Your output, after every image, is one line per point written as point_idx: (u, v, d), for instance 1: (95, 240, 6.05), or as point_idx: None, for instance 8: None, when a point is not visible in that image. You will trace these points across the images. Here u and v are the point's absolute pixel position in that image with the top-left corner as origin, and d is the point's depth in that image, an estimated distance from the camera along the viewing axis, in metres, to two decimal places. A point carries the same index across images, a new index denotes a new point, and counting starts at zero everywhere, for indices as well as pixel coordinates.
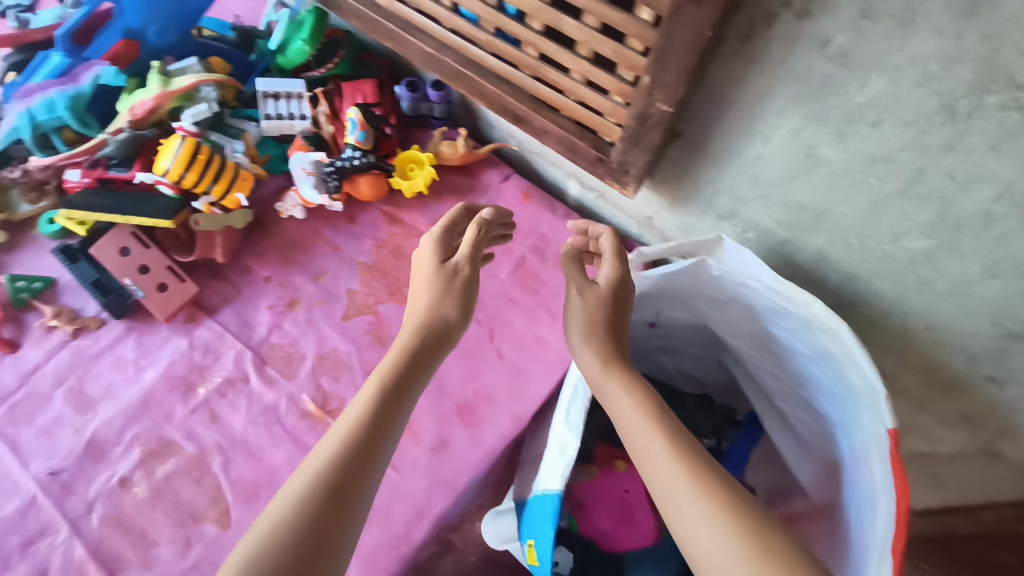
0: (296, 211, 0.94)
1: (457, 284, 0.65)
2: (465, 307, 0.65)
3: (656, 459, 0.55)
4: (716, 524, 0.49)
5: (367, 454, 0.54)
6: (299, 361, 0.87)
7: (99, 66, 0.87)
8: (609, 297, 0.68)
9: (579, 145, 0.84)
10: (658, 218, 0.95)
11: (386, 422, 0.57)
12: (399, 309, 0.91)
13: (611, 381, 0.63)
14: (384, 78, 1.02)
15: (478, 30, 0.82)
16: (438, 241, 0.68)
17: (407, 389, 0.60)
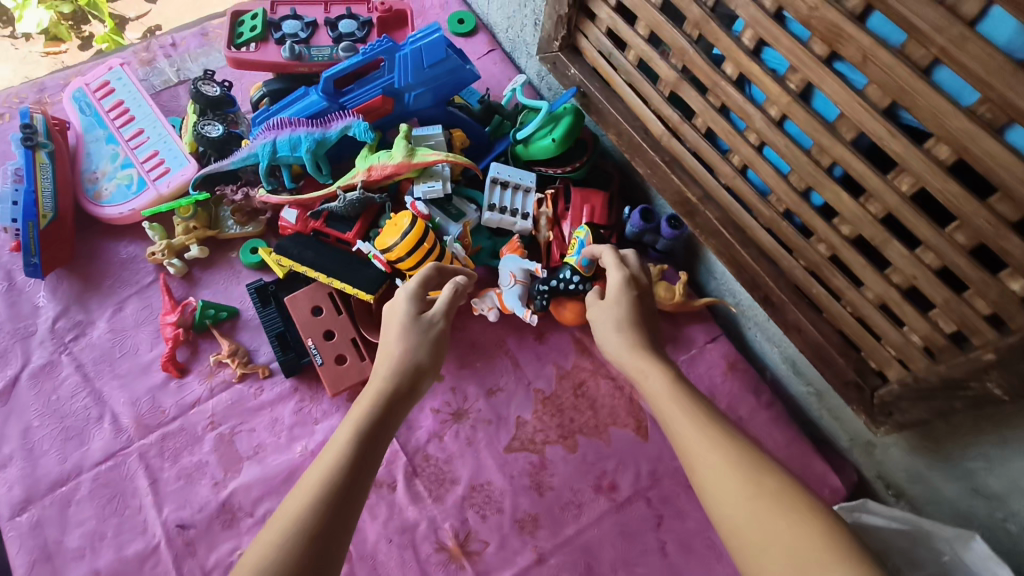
0: (492, 313, 0.86)
1: (422, 334, 0.64)
2: (433, 354, 0.64)
3: (694, 446, 0.52)
4: (756, 500, 0.47)
5: (361, 465, 0.53)
6: (449, 485, 0.79)
7: (352, 117, 0.84)
8: (620, 300, 0.65)
9: (836, 358, 0.72)
10: (883, 450, 0.80)
11: (374, 444, 0.55)
12: (566, 458, 0.82)
13: (652, 367, 0.59)
14: (614, 193, 0.94)
15: (762, 203, 0.72)
16: (412, 299, 0.67)
17: (390, 413, 0.58)
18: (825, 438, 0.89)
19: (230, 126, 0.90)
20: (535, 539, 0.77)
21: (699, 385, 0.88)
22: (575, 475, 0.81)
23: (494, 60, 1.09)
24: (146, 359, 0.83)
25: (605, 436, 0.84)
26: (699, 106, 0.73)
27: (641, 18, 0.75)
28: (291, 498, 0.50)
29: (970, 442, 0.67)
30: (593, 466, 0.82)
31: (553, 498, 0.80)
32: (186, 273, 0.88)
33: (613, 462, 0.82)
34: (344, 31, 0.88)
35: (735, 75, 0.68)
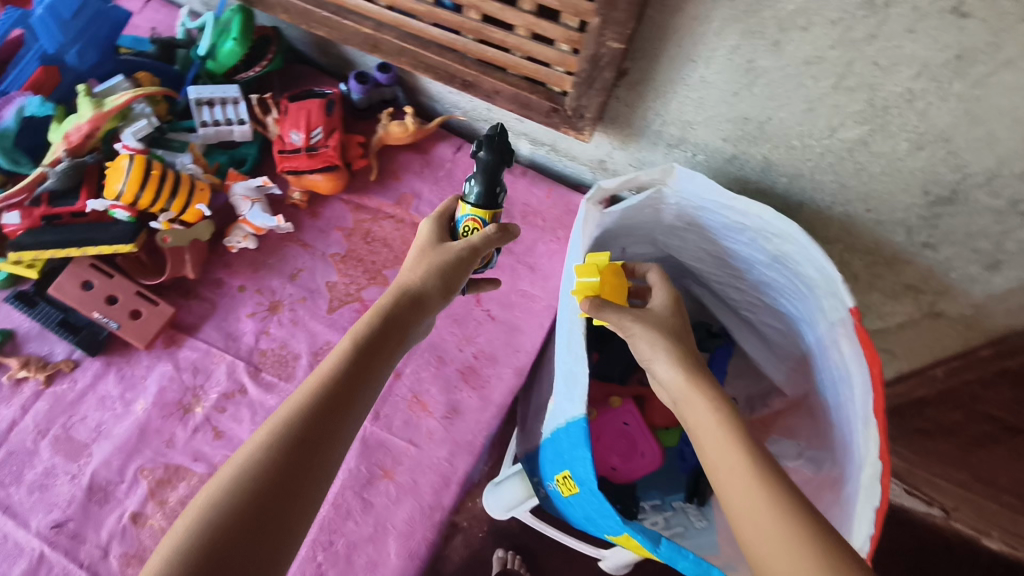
0: (248, 241, 0.90)
1: (448, 258, 0.67)
2: (448, 281, 0.67)
3: (710, 429, 0.62)
4: (761, 492, 0.55)
5: (341, 402, 0.57)
6: (294, 362, 0.85)
7: (20, 98, 0.83)
8: (670, 311, 0.74)
9: (531, 100, 0.87)
10: (610, 157, 0.98)
11: (355, 383, 0.59)
12: (383, 292, 0.91)
13: (697, 391, 0.65)
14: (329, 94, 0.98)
15: (417, 3, 0.84)
16: (436, 226, 0.70)
17: (377, 356, 0.61)
18: (577, 180, 1.06)
19: None
20: None
21: (463, 187, 1.00)
22: None
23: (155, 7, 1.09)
24: None
25: (408, 260, 0.93)
26: None
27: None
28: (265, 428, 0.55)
29: (643, 111, 0.86)
30: None
31: None
32: None
33: None
34: None
35: None
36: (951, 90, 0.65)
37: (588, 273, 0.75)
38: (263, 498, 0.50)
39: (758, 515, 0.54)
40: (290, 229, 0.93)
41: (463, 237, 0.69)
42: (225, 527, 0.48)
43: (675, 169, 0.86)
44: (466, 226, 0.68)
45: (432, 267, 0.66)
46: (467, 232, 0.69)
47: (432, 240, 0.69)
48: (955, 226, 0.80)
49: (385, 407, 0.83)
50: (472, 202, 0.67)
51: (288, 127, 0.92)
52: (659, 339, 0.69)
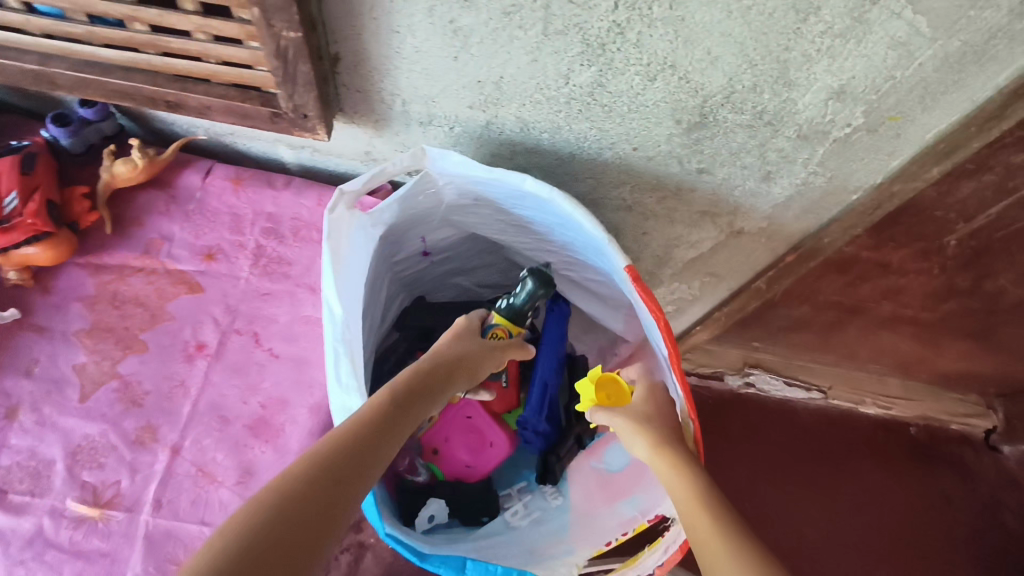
0: None
1: (474, 346, 0.78)
2: (474, 365, 0.77)
3: (687, 487, 0.68)
4: (716, 529, 0.61)
5: (388, 430, 0.59)
6: (47, 471, 0.74)
7: None
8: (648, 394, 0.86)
9: (248, 108, 0.75)
10: (373, 146, 0.88)
11: (400, 414, 0.61)
12: (144, 360, 0.80)
13: (663, 451, 0.74)
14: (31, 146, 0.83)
15: (69, 24, 0.70)
16: (469, 322, 0.83)
17: (414, 403, 0.64)
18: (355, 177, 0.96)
19: None
20: (160, 441, 0.76)
21: (220, 215, 0.88)
22: (162, 365, 0.80)
23: None
24: None
25: (167, 316, 0.82)
26: None
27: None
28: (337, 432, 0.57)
29: (378, 94, 0.77)
30: (172, 344, 0.81)
31: (154, 398, 0.78)
32: None
33: (188, 328, 0.82)
34: None
35: None
36: (653, 16, 0.60)
37: (584, 388, 0.89)
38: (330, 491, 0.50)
39: (715, 551, 0.59)
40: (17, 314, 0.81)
41: (493, 339, 0.84)
42: (272, 539, 0.46)
43: (427, 149, 0.77)
44: (496, 331, 0.84)
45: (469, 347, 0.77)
46: (494, 337, 0.84)
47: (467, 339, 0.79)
48: (717, 147, 0.77)
49: (166, 493, 0.74)
50: (501, 312, 0.86)
51: None
52: (661, 445, 0.75)
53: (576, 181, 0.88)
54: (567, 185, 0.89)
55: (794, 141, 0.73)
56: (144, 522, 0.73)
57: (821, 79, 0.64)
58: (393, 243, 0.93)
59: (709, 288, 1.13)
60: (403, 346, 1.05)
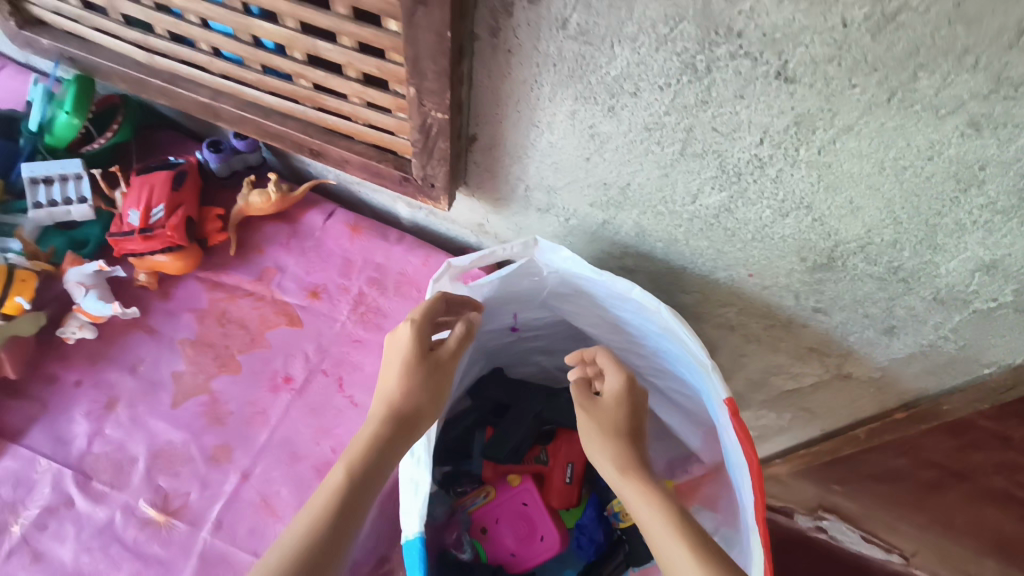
0: (82, 332, 0.82)
1: (423, 359, 0.67)
2: (427, 393, 0.66)
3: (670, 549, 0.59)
4: None
5: (362, 489, 0.58)
6: (129, 466, 0.77)
7: None
8: (616, 405, 0.73)
9: (382, 168, 0.80)
10: (488, 222, 0.91)
11: (371, 480, 0.60)
12: (235, 381, 0.82)
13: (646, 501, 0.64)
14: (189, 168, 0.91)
15: (244, 70, 0.77)
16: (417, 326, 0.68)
17: (382, 458, 0.61)
18: (462, 244, 0.99)
19: None
20: (233, 462, 0.78)
21: (333, 258, 0.92)
22: (248, 389, 0.82)
23: (10, 72, 1.03)
24: None
25: (264, 343, 0.85)
26: (142, 14, 0.76)
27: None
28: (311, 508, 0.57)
29: (505, 174, 0.79)
30: (263, 371, 0.83)
31: (236, 420, 0.80)
32: None
33: (280, 359, 0.84)
34: None
35: None
36: (799, 157, 0.58)
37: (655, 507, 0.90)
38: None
39: None
40: (137, 313, 0.86)
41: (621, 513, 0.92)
42: None
43: (538, 240, 0.79)
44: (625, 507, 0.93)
45: (424, 369, 0.67)
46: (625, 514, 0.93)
47: (419, 346, 0.67)
48: (840, 292, 0.72)
49: (228, 515, 0.75)
50: None
51: (130, 205, 0.84)
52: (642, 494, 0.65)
53: (681, 293, 0.86)
54: (673, 295, 0.87)
55: (927, 303, 0.69)
56: (202, 539, 0.74)
57: (972, 250, 0.60)
58: (486, 314, 0.93)
59: (799, 422, 1.06)
60: (473, 417, 0.99)
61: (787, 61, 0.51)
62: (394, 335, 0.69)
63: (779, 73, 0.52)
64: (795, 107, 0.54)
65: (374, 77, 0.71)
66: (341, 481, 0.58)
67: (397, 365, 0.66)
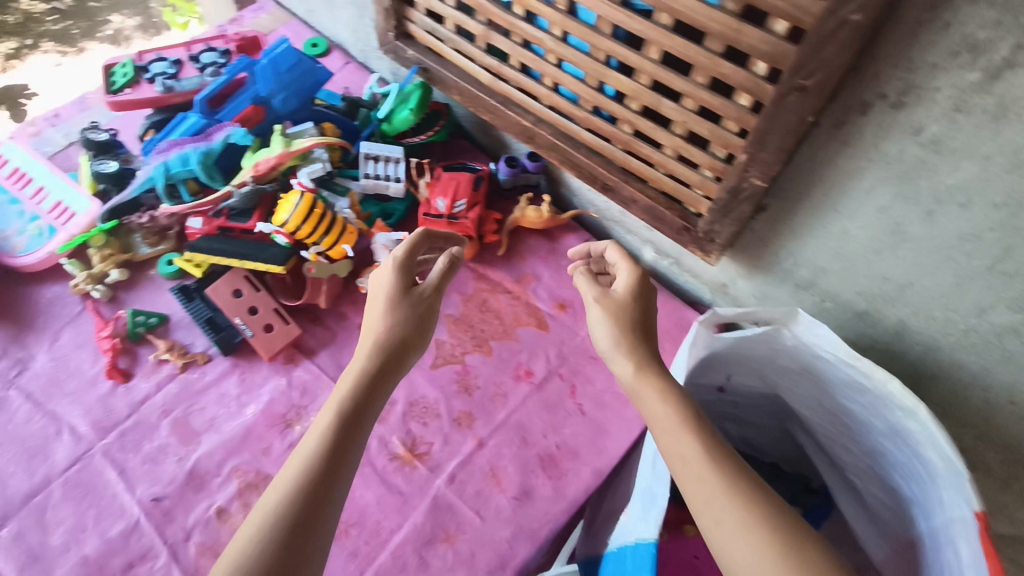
0: None
1: (412, 298, 0.68)
2: (419, 329, 0.67)
3: (709, 487, 0.55)
4: (771, 547, 0.50)
5: (355, 423, 0.59)
6: (389, 406, 0.91)
7: (230, 127, 0.97)
8: (632, 299, 0.72)
9: (666, 215, 0.90)
10: (733, 285, 0.97)
11: (358, 421, 0.59)
12: (485, 361, 0.95)
13: (687, 436, 0.59)
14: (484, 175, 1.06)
15: (576, 108, 0.90)
16: (397, 269, 0.70)
17: (374, 396, 0.62)
18: (694, 298, 1.06)
19: (125, 163, 1.02)
20: (473, 429, 0.89)
21: None
22: (495, 372, 0.94)
23: (351, 68, 1.26)
24: (90, 373, 0.91)
25: (514, 336, 0.97)
26: (507, 47, 0.91)
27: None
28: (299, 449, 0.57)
29: (778, 246, 0.85)
30: (509, 360, 0.95)
31: (481, 394, 0.92)
32: (111, 297, 0.97)
33: (525, 354, 0.96)
34: (207, 61, 1.03)
35: (522, 13, 0.86)
36: None
37: None
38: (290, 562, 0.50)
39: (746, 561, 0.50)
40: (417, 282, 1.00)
41: None
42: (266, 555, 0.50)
43: (797, 314, 0.85)
44: None
45: (413, 312, 0.67)
46: None
47: (398, 282, 0.70)
48: None
49: (461, 472, 0.86)
50: None
51: (439, 195, 1.01)
52: (679, 424, 0.60)
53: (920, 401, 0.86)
54: None
55: None
56: (437, 486, 0.85)
57: None
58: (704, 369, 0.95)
59: None
60: None
61: None
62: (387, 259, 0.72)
63: None
64: None
65: (697, 136, 0.81)
66: (330, 419, 0.59)
67: (376, 300, 0.68)
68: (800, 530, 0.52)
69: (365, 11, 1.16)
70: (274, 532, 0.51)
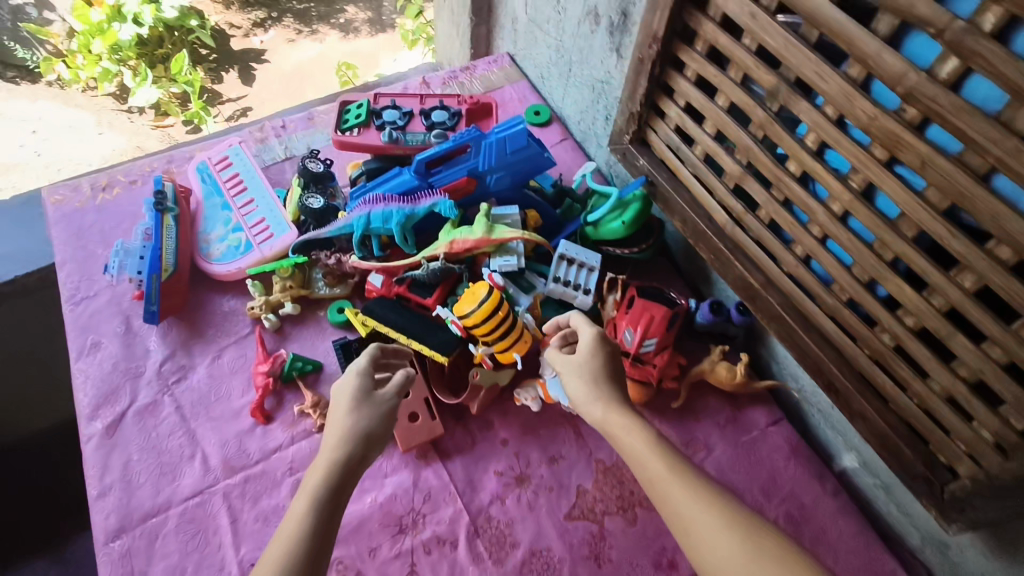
0: (534, 403, 0.89)
1: (359, 393, 0.73)
2: (379, 429, 0.71)
3: (671, 495, 0.60)
4: (733, 537, 0.56)
5: (334, 502, 0.63)
6: (509, 548, 0.81)
7: (439, 196, 0.93)
8: (594, 354, 0.74)
9: (902, 449, 0.73)
10: (956, 549, 0.77)
11: (336, 498, 0.64)
12: (625, 531, 0.83)
13: (651, 457, 0.64)
14: (679, 312, 0.93)
15: (825, 291, 0.76)
16: (360, 377, 0.74)
17: (345, 481, 0.66)
18: (889, 532, 0.86)
19: (329, 199, 1.02)
20: None
21: (761, 467, 0.88)
22: (633, 548, 0.82)
23: (567, 146, 1.20)
24: (237, 404, 0.90)
25: None
26: (761, 197, 0.79)
27: (722, 91, 0.79)
28: (289, 520, 0.61)
29: None
30: (653, 542, 0.83)
31: (611, 570, 0.80)
32: (279, 328, 0.96)
33: (672, 539, 0.83)
34: (436, 120, 0.99)
35: (797, 172, 0.74)
36: None
37: None
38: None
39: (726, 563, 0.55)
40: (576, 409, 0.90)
41: None
42: None
43: None
44: None
45: (374, 415, 0.71)
46: None
47: (360, 386, 0.74)
48: None
49: None
50: None
51: (625, 326, 0.90)
52: (644, 434, 0.66)
53: None
54: None
55: None
56: None
57: None
58: None
59: None
60: None
61: None
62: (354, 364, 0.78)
63: None
64: None
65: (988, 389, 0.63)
66: (309, 505, 0.62)
67: (340, 394, 0.73)
68: (761, 526, 0.56)
69: (603, 99, 1.08)
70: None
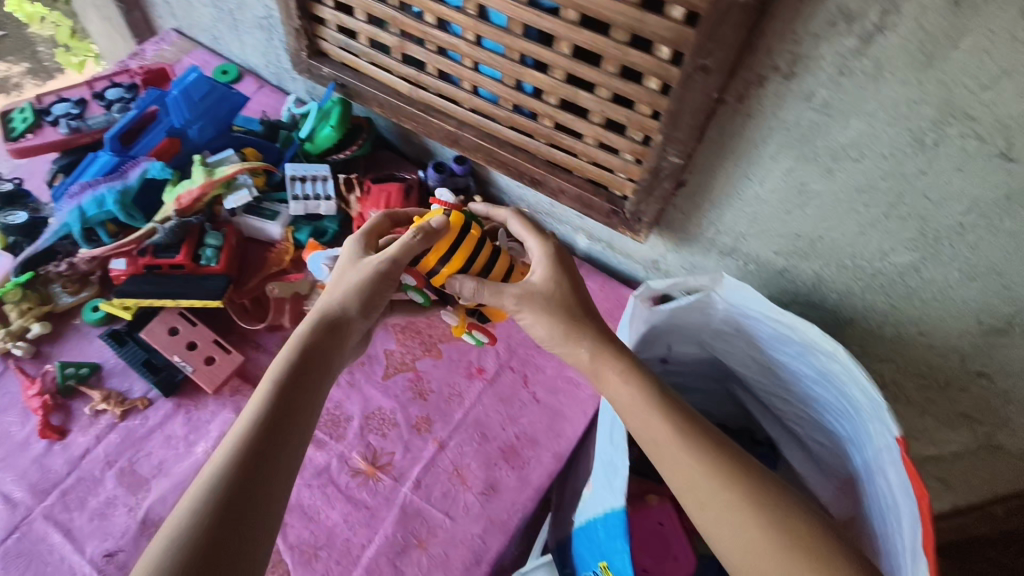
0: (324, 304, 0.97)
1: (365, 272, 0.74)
2: (367, 301, 0.73)
3: (661, 441, 0.67)
4: (745, 514, 0.61)
5: (302, 381, 0.65)
6: (345, 423, 0.90)
7: (146, 162, 0.95)
8: (543, 272, 0.78)
9: (593, 200, 0.93)
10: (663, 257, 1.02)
11: (304, 371, 0.66)
12: (436, 364, 0.96)
13: (654, 417, 0.68)
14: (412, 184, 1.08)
15: (497, 108, 0.93)
16: (358, 243, 0.79)
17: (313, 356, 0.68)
18: (629, 277, 1.10)
19: (34, 214, 0.98)
20: (432, 432, 0.90)
21: None
22: (448, 373, 0.95)
23: (266, 92, 1.25)
24: (20, 436, 0.85)
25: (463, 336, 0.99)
26: (424, 56, 0.93)
27: None
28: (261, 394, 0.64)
29: (700, 217, 0.90)
30: (461, 360, 0.96)
31: (436, 397, 0.93)
32: (35, 352, 0.92)
33: (475, 352, 0.97)
34: (113, 97, 1.01)
35: (434, 21, 0.89)
36: (1002, 226, 0.67)
37: None
38: (237, 525, 0.52)
39: (746, 535, 0.60)
40: None
41: None
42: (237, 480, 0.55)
43: (723, 278, 0.91)
44: None
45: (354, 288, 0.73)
46: None
47: (350, 259, 0.77)
48: (1010, 357, 0.79)
49: (426, 477, 0.86)
50: None
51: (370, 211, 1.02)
52: (602, 345, 0.74)
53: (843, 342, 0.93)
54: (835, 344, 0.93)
55: None
56: (403, 493, 0.85)
57: None
58: (654, 342, 0.99)
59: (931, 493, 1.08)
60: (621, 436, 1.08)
61: (1004, 145, 0.61)
62: (342, 253, 0.79)
63: (1003, 153, 0.61)
64: (1009, 184, 0.63)
65: (614, 124, 0.85)
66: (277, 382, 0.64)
67: (341, 270, 0.77)
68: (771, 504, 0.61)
69: (274, 33, 1.14)
70: (210, 506, 0.53)
